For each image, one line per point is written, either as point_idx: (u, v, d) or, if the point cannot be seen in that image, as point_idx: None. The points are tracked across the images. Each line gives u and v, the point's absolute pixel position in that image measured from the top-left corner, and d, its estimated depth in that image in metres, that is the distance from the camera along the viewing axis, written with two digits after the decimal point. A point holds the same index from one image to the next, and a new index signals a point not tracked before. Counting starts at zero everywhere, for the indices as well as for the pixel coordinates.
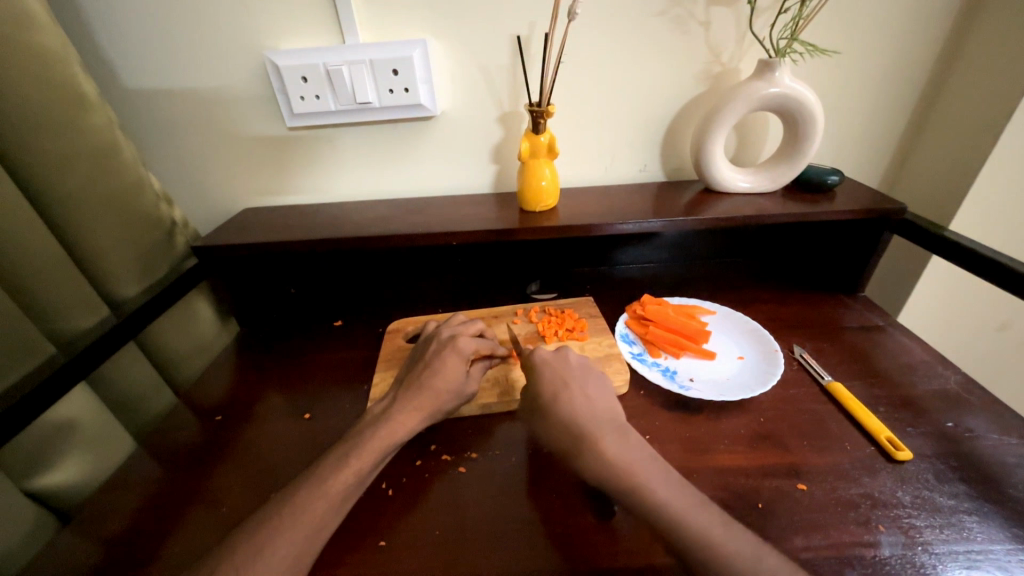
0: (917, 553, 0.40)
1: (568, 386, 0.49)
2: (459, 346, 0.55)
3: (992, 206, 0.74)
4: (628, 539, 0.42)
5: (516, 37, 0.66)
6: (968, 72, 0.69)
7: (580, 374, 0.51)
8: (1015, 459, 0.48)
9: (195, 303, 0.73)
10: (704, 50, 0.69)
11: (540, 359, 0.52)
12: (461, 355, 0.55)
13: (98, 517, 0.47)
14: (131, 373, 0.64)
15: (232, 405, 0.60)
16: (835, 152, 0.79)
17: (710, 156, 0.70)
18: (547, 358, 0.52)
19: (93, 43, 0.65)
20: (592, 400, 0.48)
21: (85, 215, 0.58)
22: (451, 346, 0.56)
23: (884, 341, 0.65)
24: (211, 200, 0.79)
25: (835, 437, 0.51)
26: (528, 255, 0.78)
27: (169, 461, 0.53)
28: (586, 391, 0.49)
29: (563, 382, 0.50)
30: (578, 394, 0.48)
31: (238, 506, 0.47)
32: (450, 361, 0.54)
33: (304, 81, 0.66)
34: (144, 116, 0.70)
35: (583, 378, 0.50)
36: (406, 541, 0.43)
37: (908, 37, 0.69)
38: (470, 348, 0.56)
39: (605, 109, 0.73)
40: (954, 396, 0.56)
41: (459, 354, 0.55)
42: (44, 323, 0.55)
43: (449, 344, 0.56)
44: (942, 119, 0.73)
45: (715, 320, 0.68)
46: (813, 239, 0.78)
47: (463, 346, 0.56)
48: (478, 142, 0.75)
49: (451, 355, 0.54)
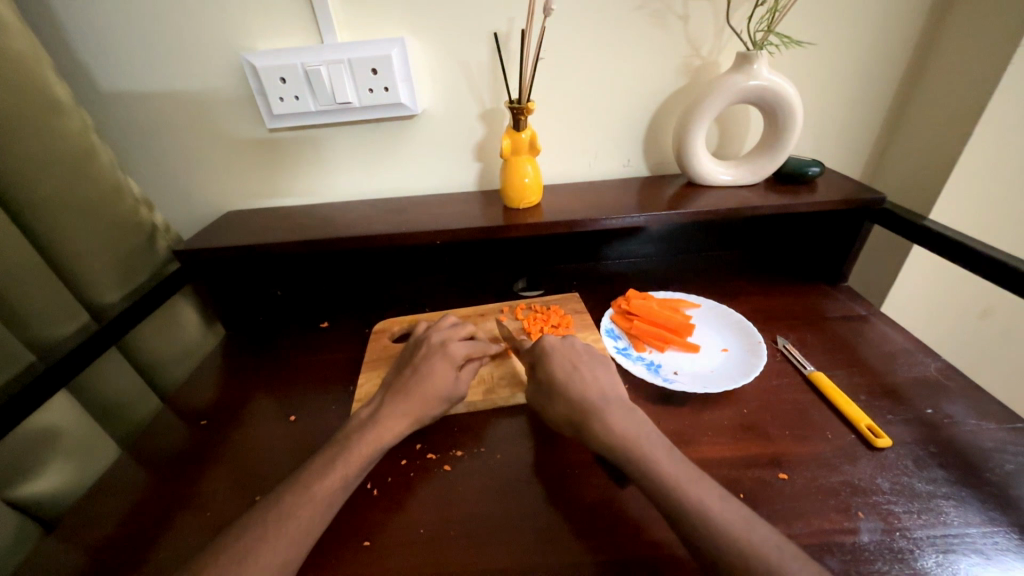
0: (896, 538, 0.40)
1: (578, 369, 0.52)
2: (450, 352, 0.56)
3: (972, 194, 0.74)
4: (611, 531, 0.43)
5: (494, 34, 0.66)
6: (945, 61, 0.70)
7: (590, 358, 0.54)
8: (993, 443, 0.49)
9: (178, 308, 0.73)
10: (684, 44, 0.69)
11: (547, 346, 0.55)
12: (451, 361, 0.55)
13: (81, 524, 0.47)
14: (115, 380, 0.64)
15: (218, 409, 0.60)
16: (817, 143, 0.79)
17: (692, 150, 0.70)
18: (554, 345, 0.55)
19: (68, 47, 0.64)
20: (601, 382, 0.51)
21: (61, 222, 0.57)
22: (441, 352, 0.56)
23: (866, 330, 0.65)
24: (193, 204, 0.78)
25: (817, 426, 0.51)
26: (515, 252, 0.78)
27: (153, 467, 0.52)
28: (596, 375, 0.52)
29: (574, 365, 0.52)
30: (589, 376, 0.51)
31: (225, 509, 0.47)
32: (439, 368, 0.54)
33: (283, 82, 0.66)
34: (123, 120, 0.70)
35: (592, 362, 0.53)
36: (392, 540, 0.43)
37: (883, 27, 0.69)
38: (461, 354, 0.56)
39: (587, 105, 0.73)
40: (934, 383, 0.56)
41: (449, 360, 0.55)
42: (23, 332, 0.55)
43: (440, 350, 0.56)
44: (921, 109, 0.74)
45: (700, 313, 0.69)
46: (796, 231, 0.78)
47: (453, 352, 0.56)
48: (461, 140, 0.75)
49: (441, 362, 0.54)
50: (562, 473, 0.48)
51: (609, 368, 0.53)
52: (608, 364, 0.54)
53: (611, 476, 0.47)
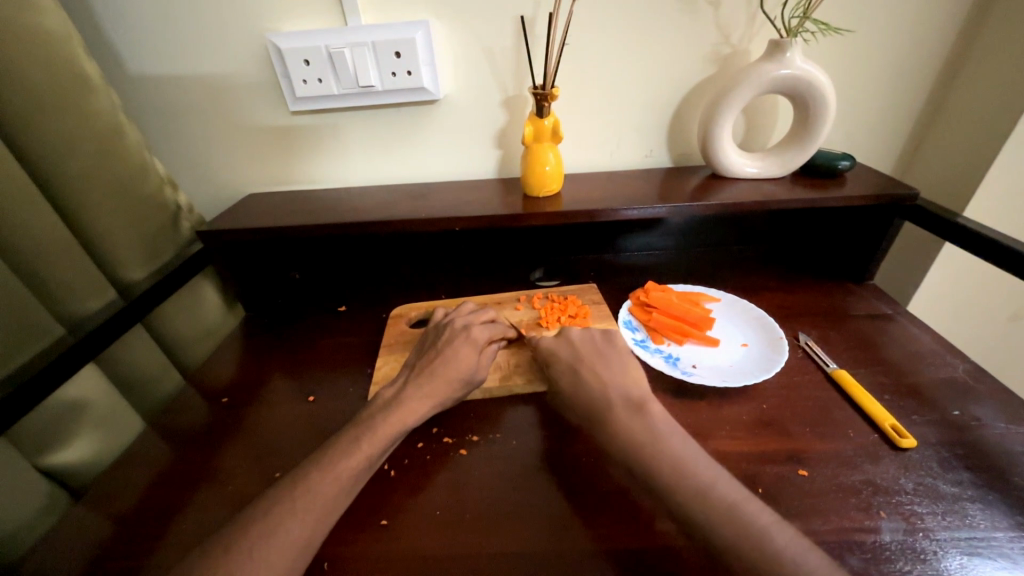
0: (919, 539, 0.40)
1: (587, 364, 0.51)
2: (472, 336, 0.56)
3: (1007, 192, 0.72)
4: (626, 521, 0.43)
5: (520, 18, 0.65)
6: (988, 52, 0.67)
7: (590, 350, 0.52)
8: (1023, 447, 0.47)
9: (201, 287, 0.75)
10: (714, 32, 0.67)
11: (552, 347, 0.55)
12: (474, 345, 0.55)
13: (110, 493, 0.48)
14: (140, 357, 0.66)
15: (239, 388, 0.61)
16: (848, 136, 0.77)
17: (718, 141, 0.68)
18: (566, 339, 0.55)
19: (95, 23, 0.64)
20: (607, 374, 0.49)
21: (91, 201, 0.59)
22: (464, 336, 0.56)
23: (891, 329, 0.64)
24: (217, 185, 0.79)
25: (838, 424, 0.51)
26: (532, 241, 0.78)
27: (179, 442, 0.54)
28: (601, 368, 0.50)
29: (575, 366, 0.51)
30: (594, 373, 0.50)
31: (246, 483, 0.48)
32: (463, 351, 0.54)
33: (307, 64, 0.66)
34: (149, 101, 0.70)
35: (593, 354, 0.52)
36: (408, 521, 0.44)
37: (925, 15, 0.66)
38: (483, 338, 0.56)
39: (611, 93, 0.72)
40: (961, 384, 0.55)
41: (472, 344, 0.55)
42: (55, 305, 0.56)
43: (462, 334, 0.56)
44: (960, 102, 0.71)
45: (720, 307, 0.68)
46: (822, 226, 0.76)
47: (476, 336, 0.56)
48: (482, 125, 0.74)
49: (465, 346, 0.55)
50: (577, 461, 0.48)
51: (615, 359, 0.51)
52: (611, 353, 0.52)
53: None
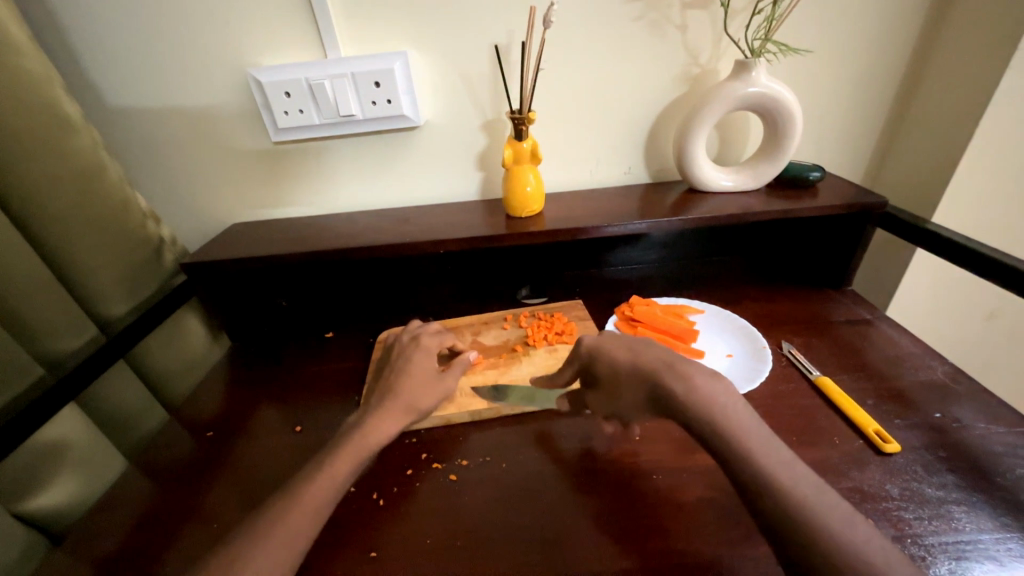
0: (908, 545, 0.40)
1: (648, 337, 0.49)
2: (423, 343, 0.56)
3: (974, 197, 0.74)
4: (619, 542, 0.42)
5: (495, 46, 0.67)
6: (943, 64, 0.70)
7: None
8: (1003, 447, 0.48)
9: (183, 319, 0.74)
10: (683, 53, 0.70)
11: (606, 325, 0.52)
12: (427, 353, 0.55)
13: (90, 537, 0.47)
14: (121, 394, 0.65)
15: (225, 420, 0.60)
16: (818, 147, 0.79)
17: (692, 157, 0.70)
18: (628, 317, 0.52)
19: (76, 64, 0.65)
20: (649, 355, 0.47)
21: (70, 239, 0.59)
22: (415, 345, 0.56)
23: (872, 334, 0.65)
24: (200, 217, 0.79)
25: (824, 432, 0.51)
26: (518, 260, 0.78)
27: (161, 479, 0.53)
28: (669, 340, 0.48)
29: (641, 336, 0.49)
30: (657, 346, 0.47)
31: (231, 520, 0.47)
32: (417, 361, 0.54)
33: (288, 96, 0.67)
34: (131, 136, 0.71)
35: None
36: (398, 549, 0.43)
37: (879, 34, 0.70)
38: (435, 344, 0.57)
39: (587, 114, 0.74)
40: (941, 386, 0.56)
41: (426, 352, 0.55)
42: (32, 346, 0.55)
43: (412, 344, 0.57)
44: (922, 112, 0.74)
45: (704, 319, 0.69)
46: (798, 234, 0.78)
47: (427, 344, 0.56)
48: (463, 149, 0.76)
49: (418, 354, 0.55)
50: (568, 483, 0.48)
51: None
52: None
53: (616, 485, 0.47)
